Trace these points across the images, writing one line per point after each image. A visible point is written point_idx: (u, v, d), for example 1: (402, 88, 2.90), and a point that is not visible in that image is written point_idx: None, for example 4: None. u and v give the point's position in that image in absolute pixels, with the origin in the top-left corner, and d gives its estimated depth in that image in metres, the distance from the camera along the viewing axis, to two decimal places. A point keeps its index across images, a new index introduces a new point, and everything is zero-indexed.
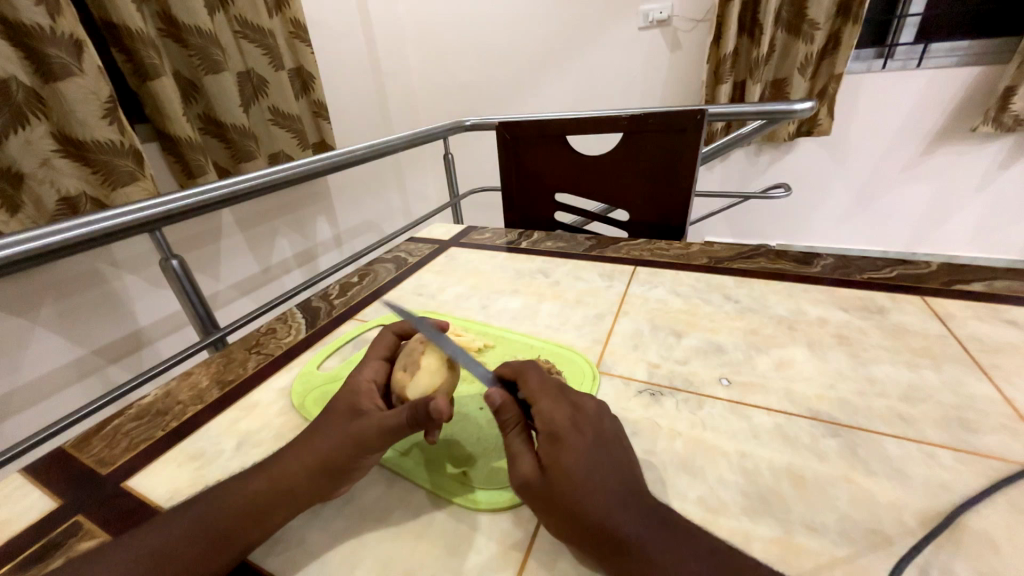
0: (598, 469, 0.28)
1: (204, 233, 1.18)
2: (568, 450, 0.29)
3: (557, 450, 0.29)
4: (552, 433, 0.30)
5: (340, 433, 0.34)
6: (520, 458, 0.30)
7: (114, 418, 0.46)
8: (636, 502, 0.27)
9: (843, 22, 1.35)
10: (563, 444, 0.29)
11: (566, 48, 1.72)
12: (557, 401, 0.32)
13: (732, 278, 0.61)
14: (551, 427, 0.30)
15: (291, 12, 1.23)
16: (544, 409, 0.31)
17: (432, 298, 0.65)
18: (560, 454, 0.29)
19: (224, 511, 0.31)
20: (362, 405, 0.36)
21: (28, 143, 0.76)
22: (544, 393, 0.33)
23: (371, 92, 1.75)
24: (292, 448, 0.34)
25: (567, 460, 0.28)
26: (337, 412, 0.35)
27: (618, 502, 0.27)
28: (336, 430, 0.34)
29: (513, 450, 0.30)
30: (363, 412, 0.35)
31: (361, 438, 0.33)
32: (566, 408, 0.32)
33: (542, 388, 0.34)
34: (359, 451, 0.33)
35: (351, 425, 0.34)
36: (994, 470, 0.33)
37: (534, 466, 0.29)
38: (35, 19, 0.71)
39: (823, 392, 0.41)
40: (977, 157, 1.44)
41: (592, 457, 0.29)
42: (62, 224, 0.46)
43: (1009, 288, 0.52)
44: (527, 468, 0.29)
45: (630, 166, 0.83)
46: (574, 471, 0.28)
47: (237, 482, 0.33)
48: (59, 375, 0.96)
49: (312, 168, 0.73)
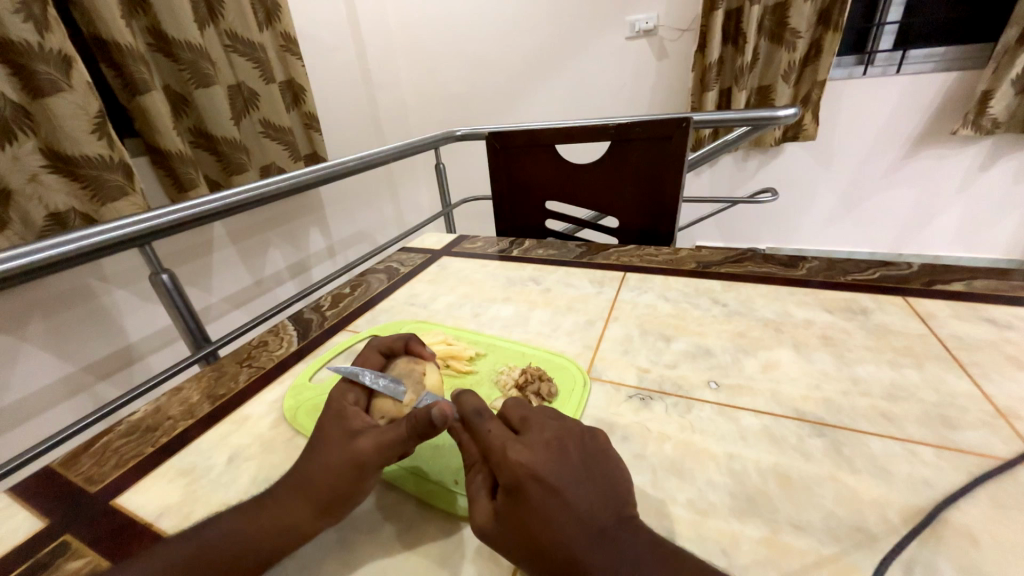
0: (561, 511, 0.28)
1: (194, 247, 1.17)
2: (524, 502, 0.28)
3: (513, 500, 0.29)
4: (506, 483, 0.29)
5: (336, 458, 0.33)
6: (477, 504, 0.30)
7: (103, 435, 0.45)
8: (604, 536, 0.27)
9: (823, 30, 1.38)
10: (517, 495, 0.28)
11: (555, 59, 1.75)
12: (511, 443, 0.31)
13: (719, 282, 0.62)
14: (505, 476, 0.29)
15: (281, 27, 1.24)
16: (497, 455, 0.31)
17: (423, 307, 0.65)
18: (516, 505, 0.28)
19: (222, 544, 0.30)
20: (354, 425, 0.35)
21: (16, 159, 0.76)
22: (498, 433, 0.32)
23: (362, 103, 1.76)
24: (288, 479, 0.34)
25: (524, 508, 0.28)
26: (331, 436, 0.34)
27: (583, 538, 0.27)
28: (332, 456, 0.33)
29: (473, 495, 0.31)
30: (358, 432, 0.34)
31: (359, 460, 0.32)
32: (521, 450, 0.30)
33: (496, 427, 0.33)
34: (358, 474, 0.33)
35: (347, 446, 0.33)
36: (973, 466, 0.33)
37: (490, 516, 0.29)
38: (23, 36, 0.72)
39: (808, 393, 0.42)
40: (958, 159, 1.48)
41: (552, 501, 0.28)
42: (55, 240, 0.46)
43: (989, 287, 0.54)
44: (485, 517, 0.29)
45: (618, 174, 0.85)
46: (533, 517, 0.28)
47: (240, 516, 0.32)
48: (47, 393, 0.94)
49: (304, 180, 0.73)
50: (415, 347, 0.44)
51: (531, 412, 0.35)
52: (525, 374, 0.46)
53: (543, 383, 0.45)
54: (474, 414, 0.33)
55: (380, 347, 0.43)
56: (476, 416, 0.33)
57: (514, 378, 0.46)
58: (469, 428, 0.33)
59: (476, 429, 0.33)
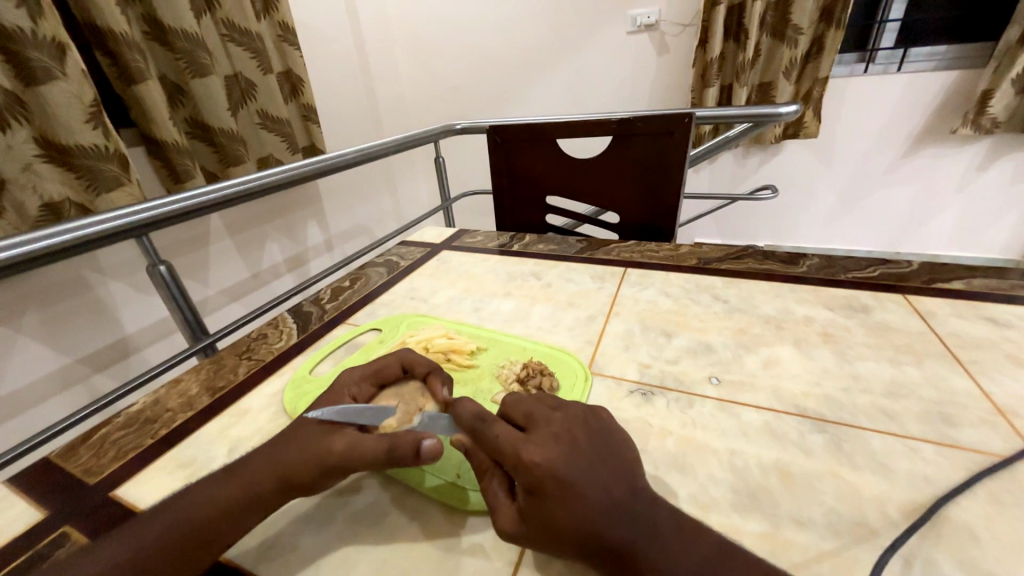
0: (583, 504, 0.27)
1: (189, 239, 1.16)
2: (547, 500, 0.28)
3: (536, 500, 0.28)
4: (525, 484, 0.29)
5: (309, 445, 0.33)
6: (501, 510, 0.30)
7: (101, 427, 0.45)
8: (628, 516, 0.28)
9: (825, 26, 1.37)
10: (539, 494, 0.28)
11: (556, 54, 1.74)
12: (521, 442, 0.30)
13: (720, 279, 0.62)
14: (524, 478, 0.29)
15: (279, 16, 1.22)
16: (510, 458, 0.30)
17: (424, 301, 0.65)
18: (540, 504, 0.28)
19: (194, 518, 0.30)
20: (337, 415, 0.35)
21: (9, 147, 0.75)
22: (506, 435, 0.31)
23: (361, 95, 1.75)
24: (257, 457, 0.34)
25: (549, 505, 0.28)
26: (309, 422, 0.35)
27: (613, 524, 0.27)
28: (304, 446, 0.33)
29: (493, 500, 0.31)
30: (339, 425, 0.35)
31: (329, 457, 0.32)
32: (534, 448, 0.30)
33: (503, 428, 0.32)
34: (326, 470, 0.32)
35: (321, 439, 0.33)
36: (972, 462, 0.34)
37: (516, 518, 0.29)
38: (17, 22, 0.70)
39: (809, 389, 0.42)
40: (957, 158, 1.48)
41: (574, 495, 0.28)
42: (45, 231, 0.45)
43: (987, 286, 0.54)
44: (510, 522, 0.29)
45: (619, 170, 0.84)
46: (558, 514, 0.27)
47: (207, 490, 0.32)
48: (44, 384, 0.94)
49: (302, 172, 0.72)
50: (433, 383, 0.41)
51: (533, 406, 0.34)
52: (526, 369, 0.46)
53: (545, 377, 0.45)
54: (476, 422, 0.32)
55: (405, 362, 0.42)
56: (479, 424, 0.32)
57: (516, 373, 0.46)
58: (473, 434, 0.32)
59: (483, 435, 0.31)
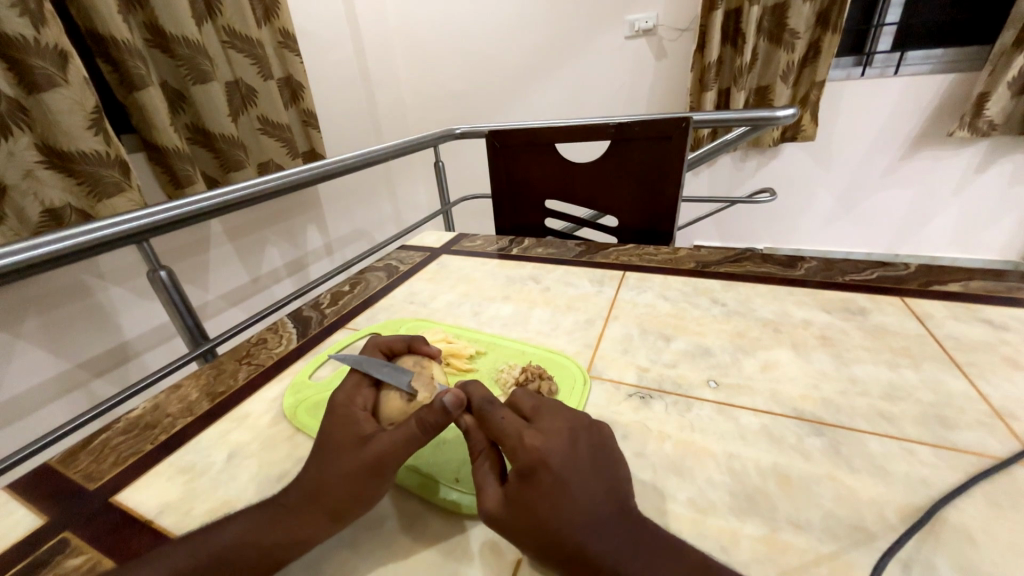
0: (571, 502, 0.28)
1: (191, 244, 1.17)
2: (536, 487, 0.28)
3: (525, 485, 0.29)
4: (519, 468, 0.29)
5: (349, 464, 0.32)
6: (485, 491, 0.30)
7: (101, 432, 0.45)
8: (608, 529, 0.27)
9: (822, 31, 1.38)
10: (529, 479, 0.29)
11: (554, 59, 1.75)
12: (526, 430, 0.31)
13: (719, 282, 0.62)
14: (519, 461, 0.30)
15: (279, 23, 1.23)
16: (511, 441, 0.31)
17: (423, 305, 0.65)
18: (528, 489, 0.28)
19: (242, 544, 0.30)
20: (365, 430, 0.34)
21: (11, 154, 0.75)
22: (511, 422, 0.32)
23: (361, 100, 1.76)
24: (301, 484, 0.33)
25: (536, 493, 0.28)
26: (341, 444, 0.33)
27: (593, 527, 0.27)
28: (341, 465, 0.32)
29: (479, 482, 0.31)
30: (370, 436, 0.33)
31: (381, 460, 0.31)
32: (536, 436, 0.31)
33: (509, 415, 0.33)
34: (377, 478, 0.32)
35: (360, 452, 0.32)
36: (969, 465, 0.34)
37: (499, 501, 0.30)
38: (19, 30, 0.71)
39: (807, 392, 0.42)
40: (954, 161, 1.49)
41: (564, 490, 0.28)
42: (46, 238, 0.45)
43: (985, 288, 0.54)
44: (491, 502, 0.30)
45: (618, 174, 0.85)
46: (543, 504, 0.28)
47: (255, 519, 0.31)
48: (44, 390, 0.94)
49: (303, 177, 0.72)
50: (418, 347, 0.44)
51: (542, 400, 0.35)
52: (525, 373, 0.46)
53: (543, 381, 0.45)
54: (484, 403, 0.33)
55: (383, 346, 0.43)
56: (487, 405, 0.33)
57: (514, 377, 0.46)
58: (479, 415, 0.33)
59: (488, 417, 0.32)
